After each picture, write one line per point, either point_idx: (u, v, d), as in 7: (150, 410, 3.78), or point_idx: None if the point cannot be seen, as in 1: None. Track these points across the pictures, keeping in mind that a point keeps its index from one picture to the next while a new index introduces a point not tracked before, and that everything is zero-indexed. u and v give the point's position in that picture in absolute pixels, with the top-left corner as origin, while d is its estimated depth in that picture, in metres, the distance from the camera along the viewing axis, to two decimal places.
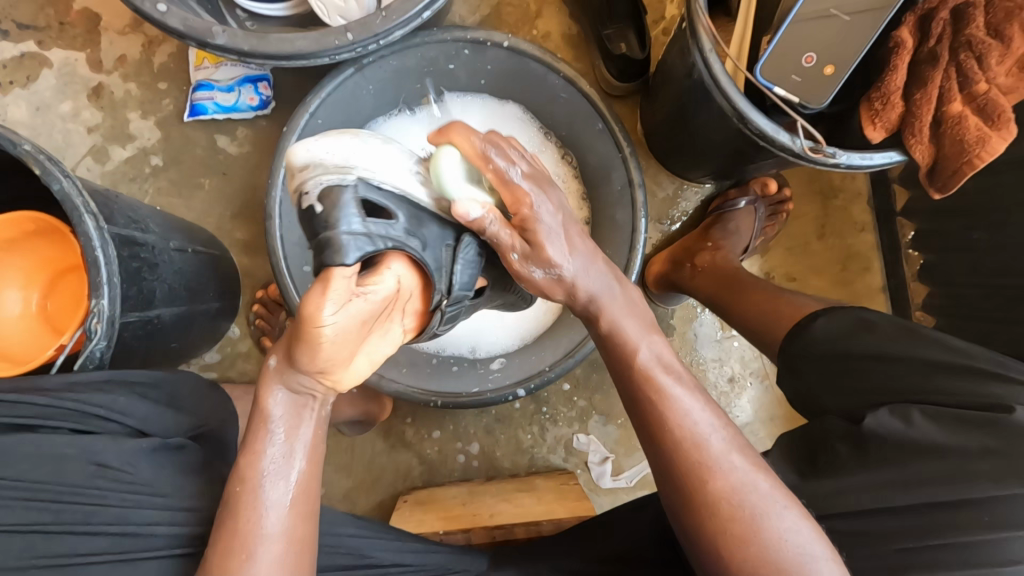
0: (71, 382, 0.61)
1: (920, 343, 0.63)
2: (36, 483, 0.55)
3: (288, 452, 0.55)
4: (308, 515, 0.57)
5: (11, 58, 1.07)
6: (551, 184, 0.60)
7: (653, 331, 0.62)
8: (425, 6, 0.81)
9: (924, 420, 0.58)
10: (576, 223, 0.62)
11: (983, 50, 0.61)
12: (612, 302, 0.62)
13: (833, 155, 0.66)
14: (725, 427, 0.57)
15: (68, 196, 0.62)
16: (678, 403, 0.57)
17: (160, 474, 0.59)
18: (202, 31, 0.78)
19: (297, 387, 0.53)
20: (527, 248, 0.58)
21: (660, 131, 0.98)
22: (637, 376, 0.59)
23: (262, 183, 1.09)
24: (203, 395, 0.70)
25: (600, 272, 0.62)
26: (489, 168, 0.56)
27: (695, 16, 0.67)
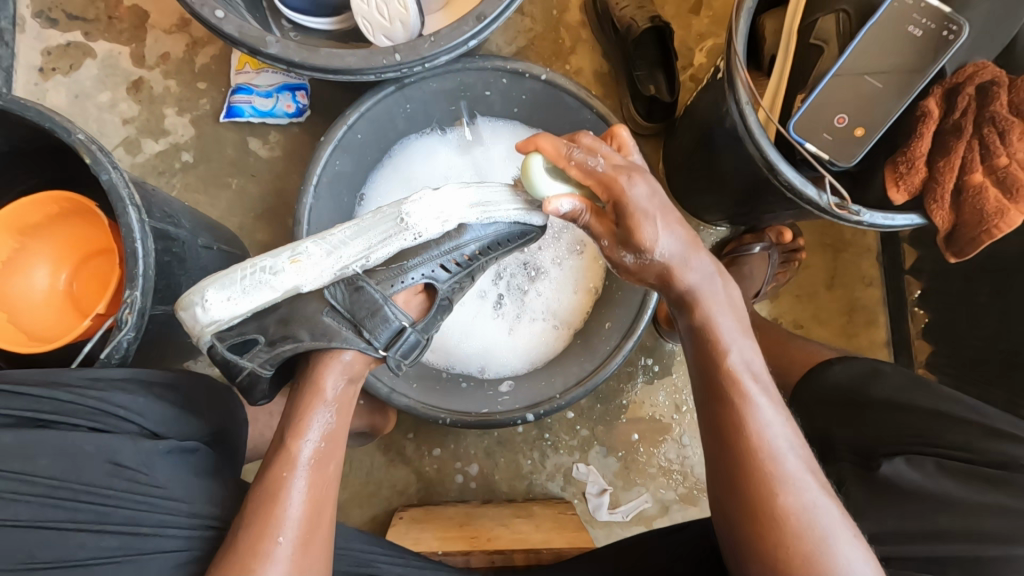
0: (92, 378, 0.62)
1: (926, 392, 0.66)
2: (50, 479, 0.54)
3: (318, 439, 0.64)
4: (321, 510, 0.61)
5: (56, 46, 1.09)
6: (644, 171, 0.61)
7: (749, 337, 0.63)
8: (472, 35, 0.84)
9: (938, 470, 0.60)
10: (674, 210, 0.61)
11: (1006, 127, 0.64)
12: (713, 294, 0.63)
13: (857, 212, 0.68)
14: (803, 444, 0.58)
15: (115, 186, 0.64)
16: (759, 411, 0.58)
17: (174, 475, 0.59)
18: (256, 40, 0.80)
19: (338, 379, 0.68)
20: (615, 237, 0.62)
21: (683, 172, 1.01)
22: (722, 377, 0.60)
23: (289, 188, 1.11)
24: (216, 396, 0.71)
25: (707, 263, 0.63)
26: (572, 163, 0.62)
27: (734, 68, 0.69)
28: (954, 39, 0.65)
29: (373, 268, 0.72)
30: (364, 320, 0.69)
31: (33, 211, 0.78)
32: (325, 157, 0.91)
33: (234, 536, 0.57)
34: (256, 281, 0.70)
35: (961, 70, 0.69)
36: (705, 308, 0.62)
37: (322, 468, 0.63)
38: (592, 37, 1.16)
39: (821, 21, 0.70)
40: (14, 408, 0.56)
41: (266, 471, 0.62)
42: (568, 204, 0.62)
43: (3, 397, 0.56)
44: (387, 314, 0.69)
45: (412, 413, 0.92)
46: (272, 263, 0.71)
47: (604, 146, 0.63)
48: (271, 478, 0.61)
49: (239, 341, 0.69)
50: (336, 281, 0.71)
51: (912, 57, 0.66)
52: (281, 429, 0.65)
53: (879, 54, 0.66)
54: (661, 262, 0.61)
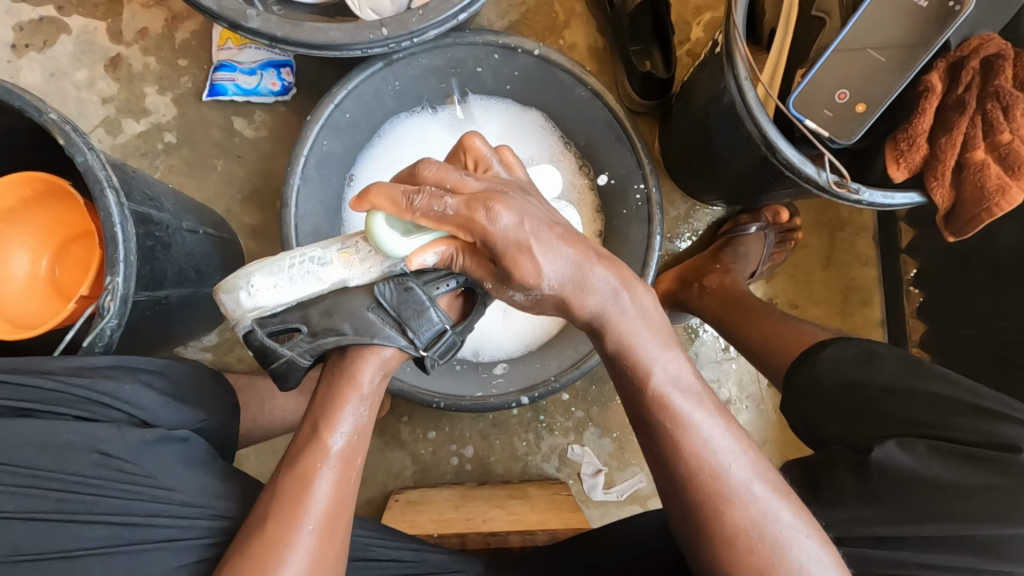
0: (78, 366, 0.61)
1: (918, 375, 0.65)
2: (35, 469, 0.54)
3: (350, 431, 0.63)
4: (346, 505, 0.61)
5: (29, 21, 1.04)
6: (506, 193, 0.60)
7: (669, 347, 0.61)
8: (462, 8, 0.81)
9: (928, 452, 0.59)
10: (557, 229, 0.59)
11: (1010, 102, 0.63)
12: (619, 312, 0.60)
13: (856, 191, 0.67)
14: (744, 450, 0.57)
15: (92, 168, 0.62)
16: (695, 430, 0.57)
17: (165, 465, 0.57)
18: (236, 14, 0.77)
19: (378, 371, 0.67)
20: (502, 280, 0.60)
21: (680, 150, 0.99)
22: (652, 403, 0.58)
23: (276, 169, 1.08)
24: (207, 384, 0.70)
25: (604, 273, 0.59)
26: (417, 212, 0.60)
27: (733, 42, 0.67)
28: (960, 10, 0.62)
29: (422, 266, 0.70)
30: (408, 319, 0.68)
31: (7, 196, 0.75)
32: (312, 137, 0.88)
33: (264, 527, 0.56)
34: (303, 272, 0.68)
35: (966, 44, 0.67)
36: (619, 333, 0.60)
37: (352, 462, 0.63)
38: (587, 11, 1.12)
39: None
40: (0, 398, 0.56)
41: (295, 459, 0.61)
42: (430, 256, 0.62)
43: None
44: (432, 315, 0.68)
45: (406, 397, 0.91)
46: (319, 255, 0.69)
47: (466, 177, 0.62)
48: (302, 467, 0.60)
49: (282, 329, 0.68)
50: (387, 282, 0.68)
51: (917, 29, 0.64)
52: (314, 421, 0.63)
53: (883, 27, 0.64)
54: (553, 292, 0.59)
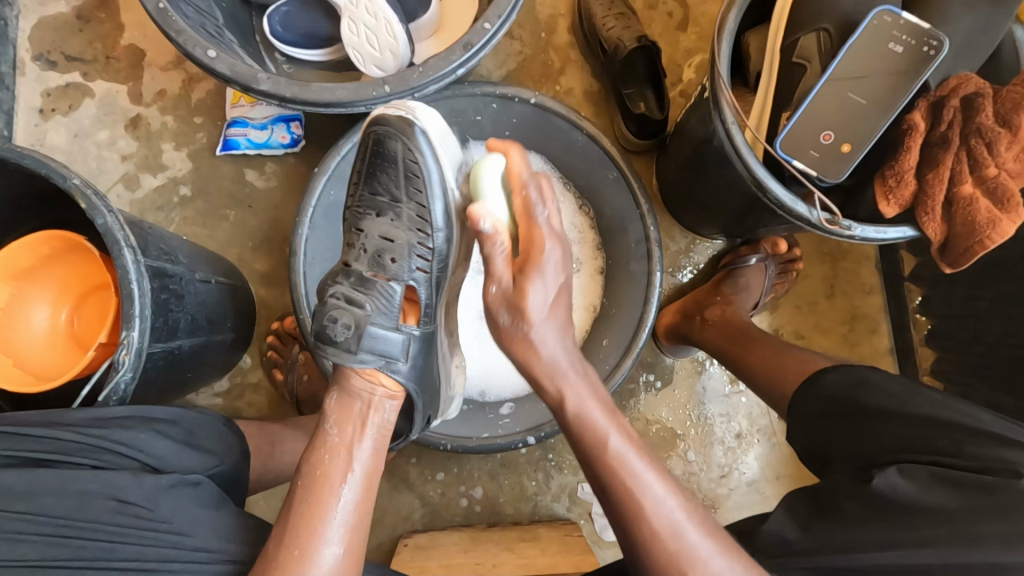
0: (94, 416, 0.62)
1: (924, 400, 0.65)
2: (56, 519, 0.55)
3: (347, 454, 0.65)
4: (358, 525, 0.63)
5: (56, 87, 1.11)
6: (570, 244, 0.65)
7: (618, 413, 0.64)
8: (460, 63, 0.85)
9: (935, 486, 0.58)
10: (568, 310, 0.64)
11: (993, 138, 0.64)
12: (577, 377, 0.63)
13: (848, 227, 0.69)
14: (693, 509, 0.60)
15: (111, 230, 0.65)
16: (648, 488, 0.59)
17: (177, 510, 0.58)
18: (248, 77, 0.82)
19: (360, 389, 0.67)
20: (509, 314, 0.62)
21: (677, 188, 1.02)
22: (610, 462, 0.60)
23: (286, 217, 1.12)
24: (216, 430, 0.70)
25: (572, 345, 0.64)
26: (519, 193, 0.63)
27: (719, 89, 0.70)
28: (935, 55, 0.65)
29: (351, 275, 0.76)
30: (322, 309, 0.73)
31: (28, 253, 0.78)
32: (319, 188, 0.92)
33: (265, 554, 0.59)
34: None
35: (946, 84, 0.69)
36: (579, 393, 0.62)
37: (348, 476, 0.64)
38: (581, 58, 1.17)
39: (802, 40, 0.70)
40: (20, 448, 0.57)
41: (297, 488, 0.64)
42: (489, 221, 0.60)
43: (12, 439, 0.57)
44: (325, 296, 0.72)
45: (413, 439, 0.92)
46: None
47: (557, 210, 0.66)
48: (302, 495, 0.63)
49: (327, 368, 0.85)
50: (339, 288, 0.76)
51: (895, 73, 0.66)
52: (307, 448, 0.66)
53: (862, 72, 0.67)
54: (534, 335, 0.61)
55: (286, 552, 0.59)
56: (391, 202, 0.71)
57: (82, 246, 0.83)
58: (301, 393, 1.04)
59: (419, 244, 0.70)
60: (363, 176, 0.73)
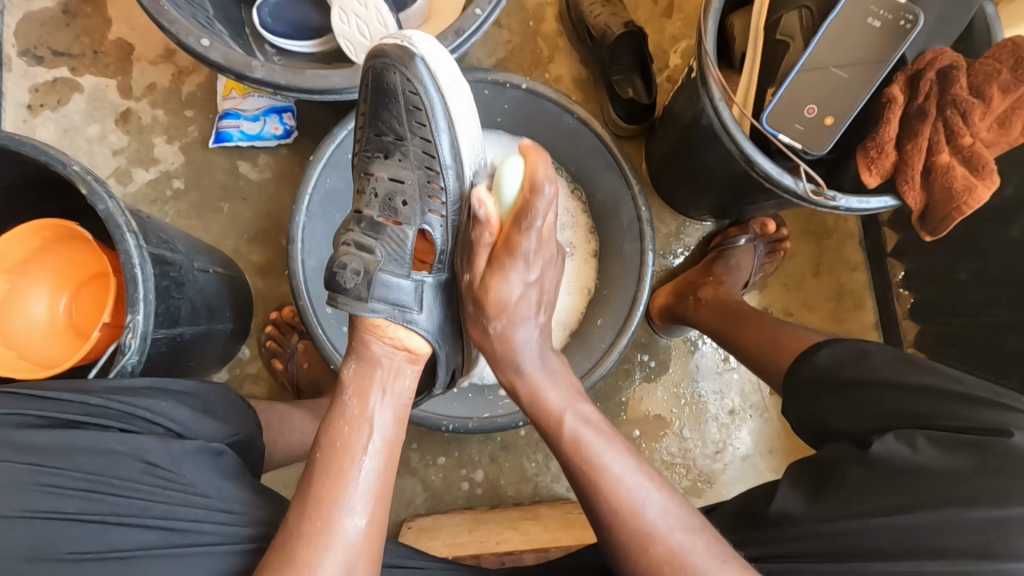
0: (115, 386, 0.62)
1: (912, 369, 0.68)
2: (91, 475, 0.55)
3: (368, 427, 0.66)
4: (381, 501, 0.64)
5: (43, 82, 1.10)
6: (552, 251, 0.70)
7: (577, 396, 0.68)
8: (453, 50, 0.86)
9: (927, 444, 0.61)
10: (540, 299, 0.70)
11: (967, 108, 0.67)
12: (529, 358, 0.68)
13: (833, 198, 0.71)
14: (659, 487, 0.62)
15: (112, 215, 0.65)
16: (608, 467, 0.62)
17: (202, 474, 0.60)
18: (242, 65, 0.83)
19: (381, 353, 0.68)
20: (476, 309, 0.69)
21: (666, 171, 1.04)
22: (566, 443, 0.64)
23: (281, 209, 1.13)
24: (231, 402, 0.72)
25: (537, 338, 0.69)
26: (530, 194, 0.62)
27: (706, 68, 0.73)
28: (910, 28, 0.68)
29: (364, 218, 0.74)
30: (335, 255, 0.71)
31: (22, 243, 0.78)
32: (315, 176, 0.93)
33: (289, 528, 0.60)
34: None
35: (921, 57, 0.72)
36: (531, 383, 0.68)
37: (368, 446, 0.65)
38: (569, 46, 1.19)
39: (784, 18, 0.73)
40: (54, 410, 0.57)
41: (320, 466, 0.63)
42: (484, 208, 0.65)
43: (31, 401, 0.57)
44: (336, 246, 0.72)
45: (415, 421, 0.93)
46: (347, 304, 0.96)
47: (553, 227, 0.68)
48: (327, 469, 0.63)
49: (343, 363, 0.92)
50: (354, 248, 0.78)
51: (873, 48, 0.69)
52: (325, 422, 0.67)
53: (841, 48, 0.69)
54: (496, 330, 0.68)
55: (308, 523, 0.60)
56: (396, 140, 0.72)
57: (77, 240, 0.83)
58: (301, 382, 1.05)
59: (432, 184, 0.73)
60: (369, 109, 0.73)
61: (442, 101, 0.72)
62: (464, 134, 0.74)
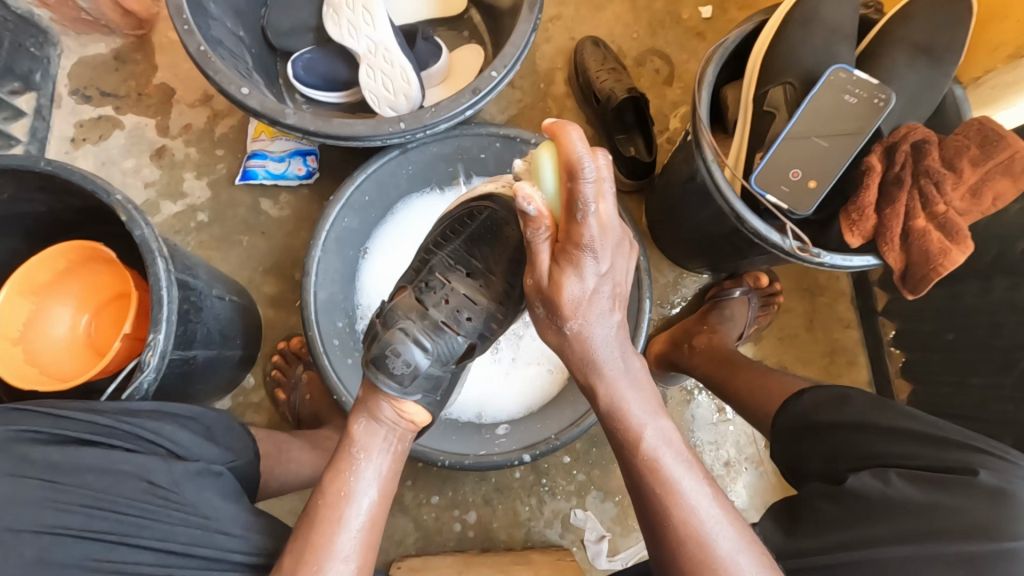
0: (124, 408, 0.65)
1: (887, 412, 0.71)
2: (93, 492, 0.57)
3: (363, 477, 0.68)
4: (371, 542, 0.66)
5: (88, 119, 1.19)
6: (617, 235, 0.61)
7: (652, 401, 0.68)
8: (469, 106, 0.94)
9: (898, 479, 0.64)
10: (612, 279, 0.64)
11: (940, 178, 0.73)
12: (618, 374, 0.66)
13: (818, 255, 0.76)
14: (733, 522, 0.62)
15: (147, 240, 0.70)
16: (685, 496, 0.62)
17: (203, 495, 0.61)
18: (276, 112, 0.90)
19: (383, 417, 0.70)
20: (547, 309, 0.65)
21: (664, 223, 1.10)
22: (643, 460, 0.64)
23: (297, 244, 1.19)
24: (232, 428, 0.73)
25: (615, 334, 0.66)
26: (570, 181, 0.56)
27: (699, 132, 0.79)
28: (884, 106, 0.75)
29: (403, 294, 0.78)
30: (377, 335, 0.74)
31: (48, 266, 0.82)
32: (333, 216, 0.99)
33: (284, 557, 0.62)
34: None
35: (897, 132, 0.79)
36: (611, 389, 0.66)
37: (363, 496, 0.67)
38: (576, 106, 1.28)
39: (771, 91, 0.80)
40: (61, 428, 0.59)
41: (315, 507, 0.66)
42: (533, 203, 0.58)
43: (41, 418, 0.59)
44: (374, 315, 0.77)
45: (412, 454, 0.95)
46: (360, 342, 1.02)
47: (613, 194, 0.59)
48: (319, 514, 0.65)
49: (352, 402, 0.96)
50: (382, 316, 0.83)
51: (851, 121, 0.76)
52: (326, 468, 0.69)
53: (822, 119, 0.76)
54: (573, 330, 0.64)
55: (304, 567, 0.61)
56: (484, 269, 0.77)
57: (99, 263, 0.88)
58: (302, 413, 1.07)
59: (496, 315, 0.78)
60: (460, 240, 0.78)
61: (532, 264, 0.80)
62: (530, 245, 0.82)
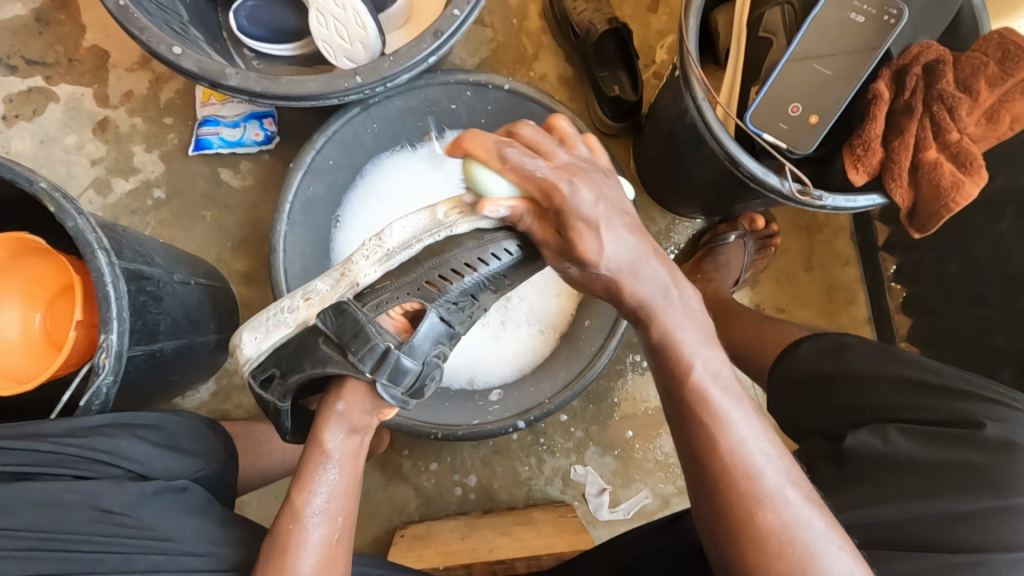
0: (73, 427, 0.63)
1: (888, 361, 0.68)
2: (37, 532, 0.55)
3: (325, 489, 0.62)
4: (341, 553, 0.61)
5: (17, 92, 1.08)
6: (588, 172, 0.61)
7: (710, 343, 0.61)
8: (431, 52, 0.84)
9: (900, 436, 0.62)
10: (623, 215, 0.61)
11: (954, 103, 0.66)
12: (667, 305, 0.60)
13: (820, 198, 0.70)
14: (781, 457, 0.56)
15: (82, 232, 0.64)
16: (730, 426, 0.56)
17: (162, 517, 0.59)
18: (215, 73, 0.81)
19: (354, 424, 0.64)
20: (577, 265, 0.61)
21: (653, 168, 1.02)
22: (689, 393, 0.58)
23: (264, 217, 1.11)
24: (201, 432, 0.72)
25: (655, 271, 0.61)
26: (507, 166, 0.60)
27: (688, 67, 0.71)
28: (896, 23, 0.67)
29: (364, 293, 0.66)
30: (349, 343, 0.62)
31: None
32: (296, 184, 0.91)
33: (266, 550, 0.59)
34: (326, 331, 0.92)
35: (907, 52, 0.71)
36: (665, 323, 0.60)
37: (322, 508, 0.61)
38: (554, 43, 1.17)
39: (767, 14, 0.72)
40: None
41: (276, 529, 0.59)
42: (504, 205, 0.61)
43: None
44: (367, 332, 0.62)
45: (406, 430, 0.93)
46: None
47: (555, 152, 0.62)
48: (279, 533, 0.59)
49: None
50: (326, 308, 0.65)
51: (855, 44, 0.68)
52: (304, 450, 0.64)
53: (824, 43, 0.68)
54: (609, 275, 0.60)
55: None
56: (490, 281, 0.69)
57: (34, 256, 0.81)
58: None
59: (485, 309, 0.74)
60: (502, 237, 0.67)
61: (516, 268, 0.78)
62: None
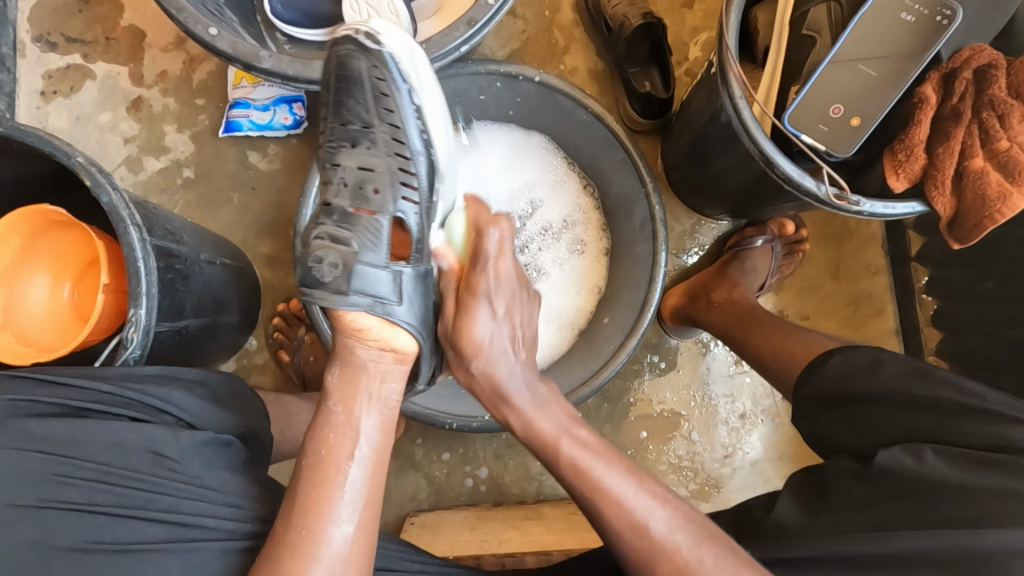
0: (128, 373, 0.64)
1: (927, 382, 0.66)
2: (100, 465, 0.56)
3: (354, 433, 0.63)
4: (369, 507, 0.62)
5: (56, 69, 1.10)
6: (512, 287, 0.68)
7: (579, 424, 0.67)
8: (463, 41, 0.83)
9: (933, 456, 0.60)
10: (515, 295, 0.68)
11: (1005, 110, 0.63)
12: (518, 384, 0.66)
13: (856, 203, 0.68)
14: (673, 510, 0.60)
15: (116, 207, 0.65)
16: (608, 484, 0.60)
17: (210, 468, 0.60)
18: (250, 55, 0.81)
19: (367, 358, 0.63)
20: (453, 351, 0.67)
21: (682, 167, 1.00)
22: (563, 464, 0.63)
23: (289, 201, 1.12)
24: (241, 391, 0.73)
25: (520, 370, 0.67)
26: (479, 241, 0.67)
27: (726, 63, 0.69)
28: (948, 24, 0.64)
29: None
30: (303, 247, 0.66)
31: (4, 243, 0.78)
32: None
33: (281, 515, 0.60)
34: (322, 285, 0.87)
35: (957, 56, 0.68)
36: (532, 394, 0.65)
37: (356, 454, 0.62)
38: (586, 36, 1.16)
39: (812, 11, 0.70)
40: (60, 397, 0.58)
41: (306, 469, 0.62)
42: (446, 259, 0.69)
43: (45, 389, 0.58)
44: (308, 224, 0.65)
45: (421, 419, 0.93)
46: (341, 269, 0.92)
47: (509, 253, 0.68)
48: (310, 469, 0.61)
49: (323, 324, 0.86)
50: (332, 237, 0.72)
51: (904, 44, 0.66)
52: (309, 427, 0.64)
53: (871, 44, 0.66)
54: (482, 373, 0.66)
55: (293, 531, 0.58)
56: (362, 128, 0.67)
57: (57, 232, 0.83)
58: (307, 374, 1.05)
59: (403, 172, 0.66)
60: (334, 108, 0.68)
61: (411, 93, 0.69)
62: (400, 53, 0.71)
